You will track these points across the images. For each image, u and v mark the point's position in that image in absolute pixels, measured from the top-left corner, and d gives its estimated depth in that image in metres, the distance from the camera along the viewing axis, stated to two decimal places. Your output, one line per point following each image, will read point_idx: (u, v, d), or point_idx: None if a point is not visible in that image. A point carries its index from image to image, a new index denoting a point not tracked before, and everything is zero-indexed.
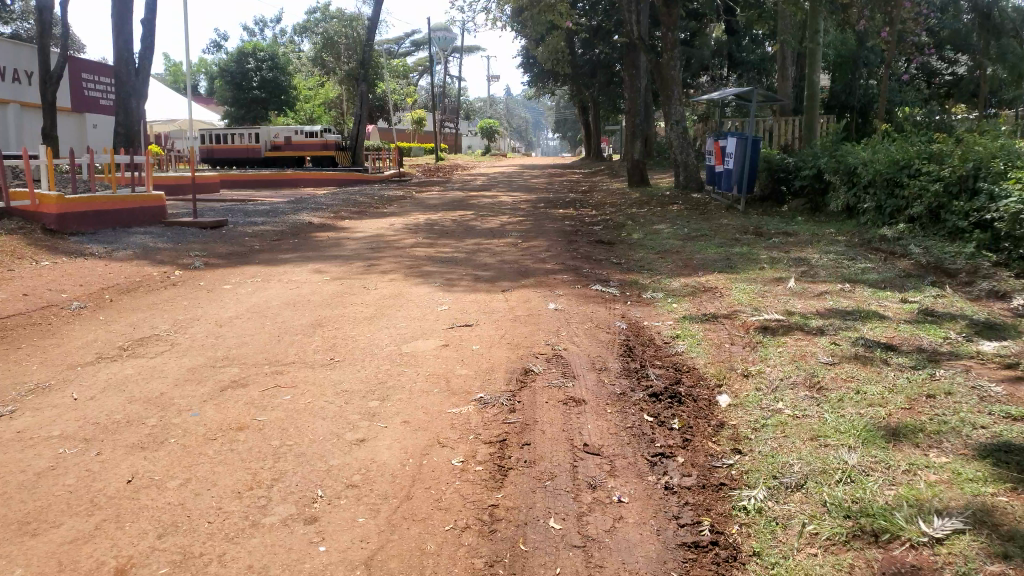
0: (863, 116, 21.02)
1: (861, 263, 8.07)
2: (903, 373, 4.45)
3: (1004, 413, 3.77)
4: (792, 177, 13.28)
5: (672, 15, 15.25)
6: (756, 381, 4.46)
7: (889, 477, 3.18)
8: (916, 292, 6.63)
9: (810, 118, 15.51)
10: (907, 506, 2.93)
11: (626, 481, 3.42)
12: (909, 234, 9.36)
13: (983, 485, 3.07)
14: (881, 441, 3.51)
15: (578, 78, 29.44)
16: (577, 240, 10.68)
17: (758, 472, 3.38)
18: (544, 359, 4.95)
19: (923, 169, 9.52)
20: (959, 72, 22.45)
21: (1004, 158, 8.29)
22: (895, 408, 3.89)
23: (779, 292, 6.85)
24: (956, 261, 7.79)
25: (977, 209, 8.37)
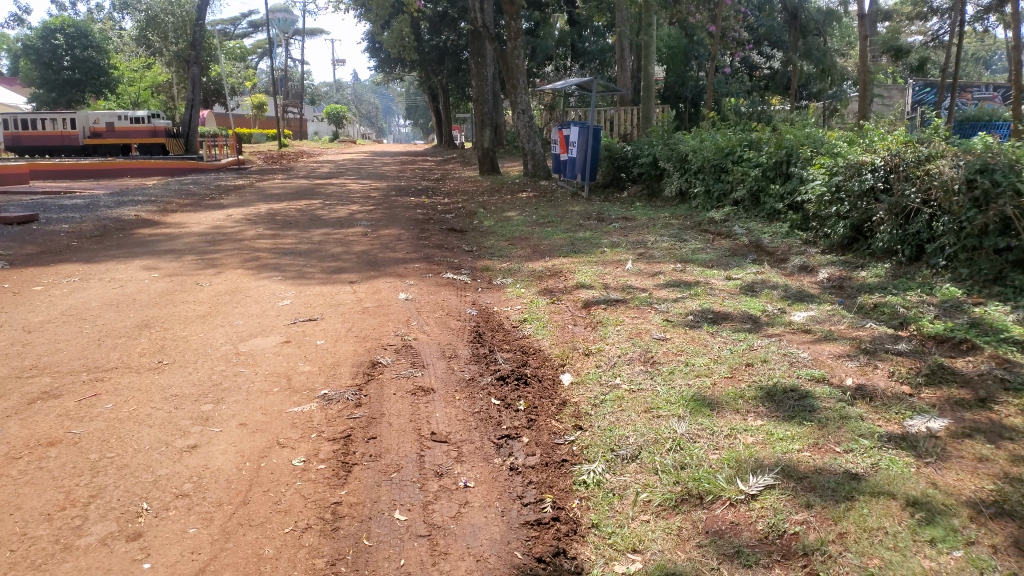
0: (695, 106, 22.37)
1: (692, 244, 8.60)
2: (727, 344, 4.78)
3: (809, 375, 4.16)
4: (630, 164, 13.93)
5: (514, 4, 15.37)
6: (596, 358, 4.66)
7: (713, 443, 3.42)
8: (738, 270, 7.14)
9: (646, 109, 16.28)
10: (727, 468, 3.17)
11: (472, 466, 3.45)
12: (734, 216, 10.08)
13: (791, 442, 3.36)
14: (705, 409, 3.77)
15: (426, 64, 29.25)
16: (429, 228, 10.65)
17: (597, 447, 3.52)
18: (392, 350, 4.91)
19: (744, 155, 10.29)
20: (774, 68, 23.41)
21: (811, 145, 9.08)
22: (719, 377, 4.20)
23: (619, 273, 7.15)
24: (773, 241, 8.48)
25: (790, 192, 9.13)
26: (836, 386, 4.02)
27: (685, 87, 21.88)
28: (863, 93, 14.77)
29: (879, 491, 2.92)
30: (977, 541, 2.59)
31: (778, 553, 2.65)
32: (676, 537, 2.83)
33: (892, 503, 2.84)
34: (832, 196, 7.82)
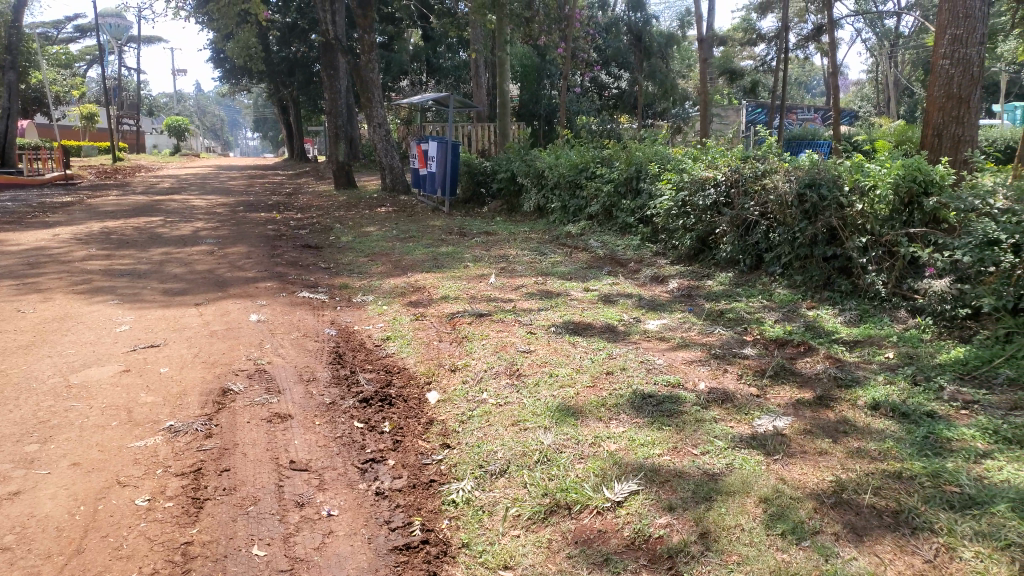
0: (549, 123, 22.94)
1: (551, 257, 8.79)
2: (589, 354, 4.89)
3: (666, 381, 4.33)
4: (489, 180, 14.09)
5: (368, 17, 15.18)
6: (462, 374, 4.61)
7: (579, 452, 3.46)
8: (596, 281, 7.35)
9: (503, 124, 16.54)
10: (594, 477, 3.22)
11: (335, 493, 3.31)
12: (590, 230, 10.41)
13: (653, 447, 3.47)
14: (570, 419, 3.82)
15: (276, 76, 28.30)
16: (282, 245, 10.23)
17: (465, 464, 3.47)
18: (246, 375, 4.63)
19: (598, 172, 10.67)
20: (623, 87, 24.34)
21: (659, 161, 9.55)
22: (582, 387, 4.27)
23: (481, 287, 7.17)
24: (627, 253, 8.84)
25: (641, 207, 9.55)
26: (690, 391, 4.20)
27: (539, 104, 22.40)
28: (703, 112, 15.71)
29: (734, 489, 3.06)
30: (821, 530, 2.77)
31: (645, 558, 2.72)
32: (547, 550, 2.82)
33: (745, 500, 2.99)
34: (679, 211, 8.26)
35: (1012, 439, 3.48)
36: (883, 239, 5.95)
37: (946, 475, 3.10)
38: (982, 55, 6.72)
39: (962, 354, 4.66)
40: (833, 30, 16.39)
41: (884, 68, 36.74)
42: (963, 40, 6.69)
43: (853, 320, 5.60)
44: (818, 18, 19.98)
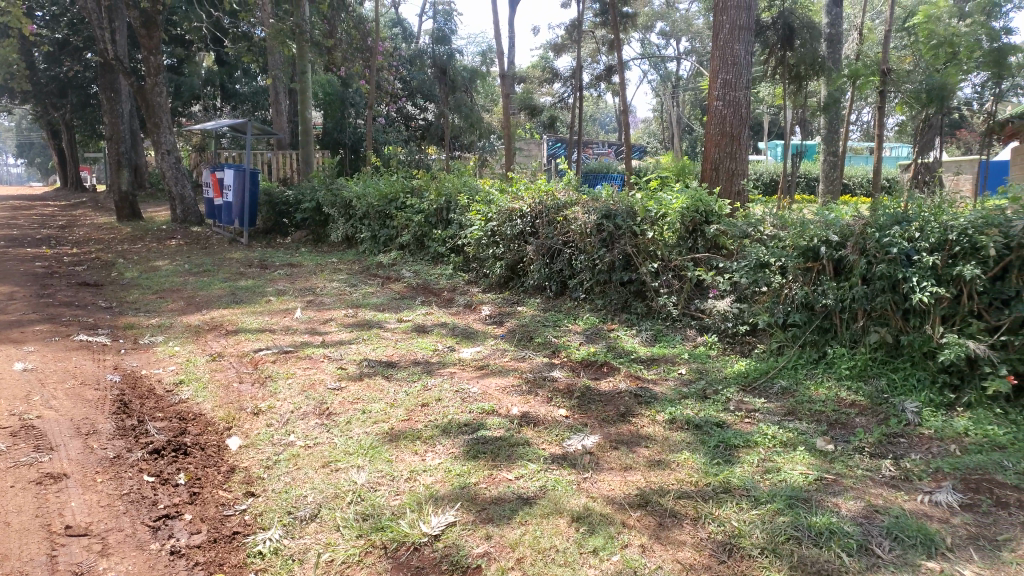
0: (355, 153, 22.66)
1: (361, 289, 8.61)
2: (402, 387, 4.80)
3: (480, 409, 4.36)
4: (292, 210, 13.61)
5: (153, 37, 14.18)
6: (267, 417, 4.35)
7: (393, 488, 3.38)
8: (408, 312, 7.29)
9: (307, 153, 16.08)
10: (410, 512, 3.15)
11: (122, 558, 2.96)
12: (400, 260, 10.37)
13: (469, 476, 3.46)
14: (384, 455, 3.72)
15: (44, 96, 25.61)
16: (53, 283, 9.18)
17: (272, 512, 3.26)
18: (8, 433, 4.06)
19: (407, 202, 10.68)
20: (429, 119, 24.56)
21: (467, 192, 9.71)
22: (396, 421, 4.18)
23: (287, 322, 6.85)
24: (439, 282, 8.90)
25: (451, 237, 9.65)
26: (505, 417, 4.26)
27: (344, 133, 22.10)
28: (508, 145, 16.22)
29: (548, 511, 3.12)
30: (629, 543, 2.89)
31: None
32: None
33: (559, 521, 3.06)
34: (488, 240, 8.45)
35: (788, 442, 3.86)
36: (673, 263, 6.43)
37: (735, 480, 3.37)
38: (748, 98, 7.55)
39: (742, 366, 5.15)
40: (623, 71, 17.62)
41: (666, 108, 40.24)
42: (732, 84, 7.49)
43: (650, 340, 6.00)
44: (609, 59, 21.46)
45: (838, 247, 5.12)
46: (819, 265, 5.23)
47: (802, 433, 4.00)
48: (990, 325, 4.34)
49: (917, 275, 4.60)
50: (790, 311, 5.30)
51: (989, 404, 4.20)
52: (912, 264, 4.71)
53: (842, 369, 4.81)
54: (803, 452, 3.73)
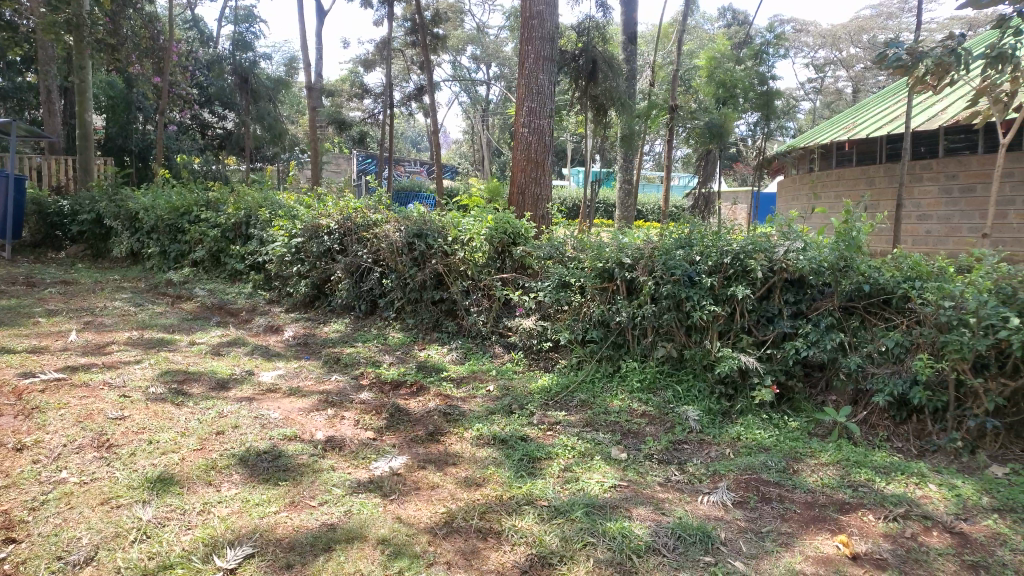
0: (143, 161, 20.95)
1: (148, 308, 7.96)
2: (195, 415, 4.48)
3: (281, 434, 4.18)
4: (67, 221, 12.33)
5: None
6: (33, 453, 3.86)
7: (185, 523, 3.14)
8: (202, 334, 6.83)
9: (86, 160, 14.65)
10: (203, 548, 2.93)
11: None
12: (193, 278, 9.72)
13: (268, 505, 3.30)
14: (174, 488, 3.45)
15: None
16: None
17: (38, 558, 2.87)
18: None
19: (201, 216, 10.04)
20: (228, 128, 23.32)
21: (269, 207, 9.32)
22: (187, 451, 3.90)
23: (58, 346, 6.16)
24: (237, 301, 8.45)
25: (251, 253, 9.21)
26: (307, 441, 4.12)
27: (130, 139, 20.34)
28: (314, 160, 15.75)
29: (352, 536, 3.05)
30: (434, 561, 2.89)
31: None
32: None
33: (363, 545, 3.00)
34: (292, 257, 8.16)
35: (586, 452, 4.07)
36: (480, 283, 6.57)
37: (537, 492, 3.50)
38: (551, 126, 7.94)
39: (546, 381, 5.38)
40: (433, 91, 17.72)
41: (475, 130, 41.13)
42: (537, 112, 7.84)
43: (459, 358, 6.08)
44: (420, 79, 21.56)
45: (630, 269, 5.49)
46: (613, 285, 5.59)
47: (599, 443, 4.24)
48: (757, 340, 4.87)
49: (697, 295, 5.05)
50: (588, 328, 5.62)
51: (756, 410, 4.69)
52: (694, 286, 5.16)
53: (635, 381, 5.17)
54: (599, 461, 3.95)
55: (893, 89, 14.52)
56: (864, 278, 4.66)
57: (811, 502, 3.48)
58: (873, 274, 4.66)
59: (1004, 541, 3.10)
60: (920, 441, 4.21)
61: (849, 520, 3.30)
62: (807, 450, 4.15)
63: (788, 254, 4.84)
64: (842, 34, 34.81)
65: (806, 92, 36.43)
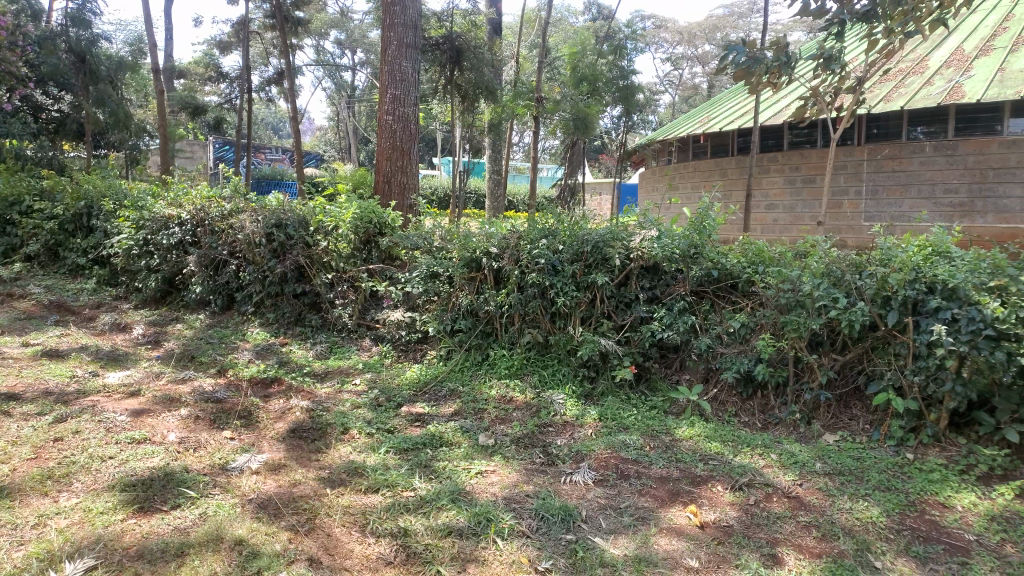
0: None
1: None
2: (29, 422, 4.12)
3: (129, 439, 3.94)
4: None
5: None
6: None
7: (16, 539, 2.89)
8: (38, 334, 6.29)
9: None
10: (37, 563, 2.70)
11: None
12: (26, 274, 8.93)
13: (113, 513, 3.10)
14: (4, 501, 3.16)
15: None
16: None
17: None
18: None
19: (34, 206, 9.23)
20: (64, 111, 21.45)
21: (113, 197, 8.72)
22: (20, 462, 3.58)
23: None
24: (79, 298, 7.85)
25: (94, 246, 8.59)
26: (159, 444, 3.91)
27: None
28: (164, 147, 14.79)
29: (206, 539, 2.91)
30: (295, 559, 2.80)
31: None
32: None
33: (219, 547, 2.87)
34: (140, 251, 7.68)
35: (453, 441, 4.11)
36: (346, 274, 6.44)
37: (403, 483, 3.50)
38: (416, 114, 7.85)
39: (414, 373, 5.37)
40: (294, 76, 17.07)
41: (341, 118, 40.14)
42: (401, 99, 7.74)
43: (324, 352, 5.96)
44: (280, 63, 20.76)
45: (496, 258, 5.56)
46: (481, 275, 5.65)
47: (466, 431, 4.29)
48: (617, 324, 5.08)
49: (561, 282, 5.19)
50: (456, 317, 5.66)
51: (616, 391, 4.89)
52: (557, 273, 5.29)
53: (501, 368, 5.26)
54: (466, 449, 4.00)
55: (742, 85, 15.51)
56: (713, 264, 4.95)
57: (665, 476, 3.68)
58: (722, 260, 4.95)
59: (833, 501, 3.40)
60: (764, 415, 4.53)
61: (699, 491, 3.52)
62: (663, 427, 4.37)
63: (644, 242, 5.07)
64: (697, 32, 36.71)
65: (666, 86, 38.21)
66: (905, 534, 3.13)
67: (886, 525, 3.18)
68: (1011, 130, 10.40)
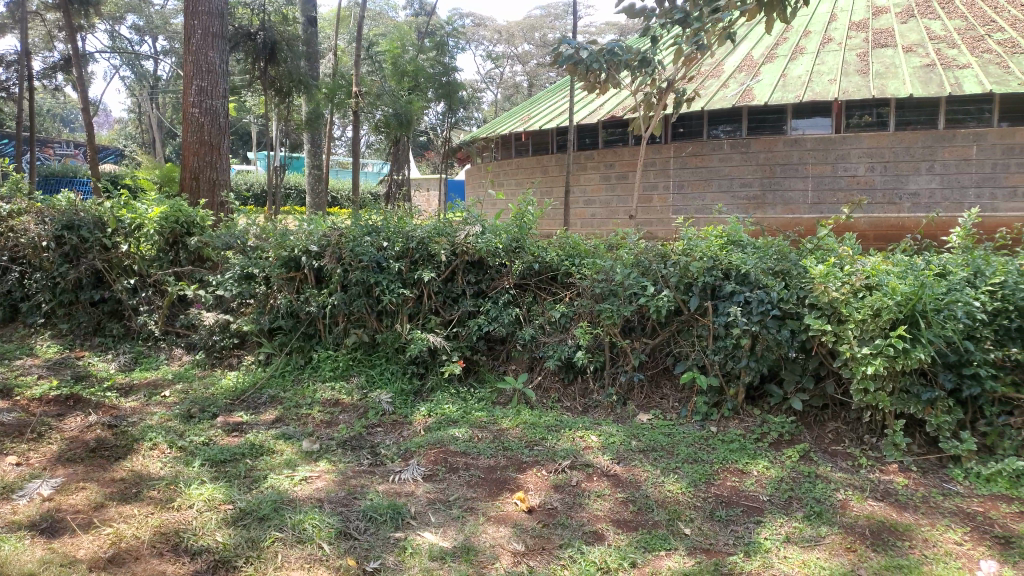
0: None
1: None
2: None
3: None
4: None
5: None
6: None
7: None
8: None
9: None
10: None
11: None
12: None
13: None
14: None
15: None
16: None
17: None
18: None
19: None
20: None
21: None
22: None
23: None
24: None
25: None
26: None
27: None
28: None
29: None
30: None
31: None
32: None
33: None
34: None
35: (274, 448, 3.96)
36: (150, 279, 6.03)
37: (220, 496, 3.32)
38: (225, 107, 7.45)
39: (231, 381, 5.10)
40: (82, 63, 15.47)
41: (143, 109, 37.14)
42: (209, 91, 7.29)
43: (128, 364, 5.51)
44: (67, 48, 18.78)
45: (317, 257, 5.39)
46: (301, 274, 5.46)
47: (289, 437, 4.14)
48: (444, 319, 5.12)
49: (386, 280, 5.13)
50: (276, 319, 5.46)
51: (445, 386, 4.91)
52: (382, 271, 5.21)
53: (326, 370, 5.12)
54: (289, 456, 3.86)
55: (560, 84, 16.13)
56: (534, 258, 5.10)
57: (493, 466, 3.76)
58: (542, 254, 5.12)
59: (647, 476, 3.64)
60: (585, 399, 4.74)
61: (525, 477, 3.63)
62: (490, 418, 4.45)
63: (468, 238, 5.12)
64: (516, 31, 37.60)
65: (487, 83, 38.91)
66: (709, 501, 3.41)
67: (694, 494, 3.45)
68: (793, 130, 11.63)
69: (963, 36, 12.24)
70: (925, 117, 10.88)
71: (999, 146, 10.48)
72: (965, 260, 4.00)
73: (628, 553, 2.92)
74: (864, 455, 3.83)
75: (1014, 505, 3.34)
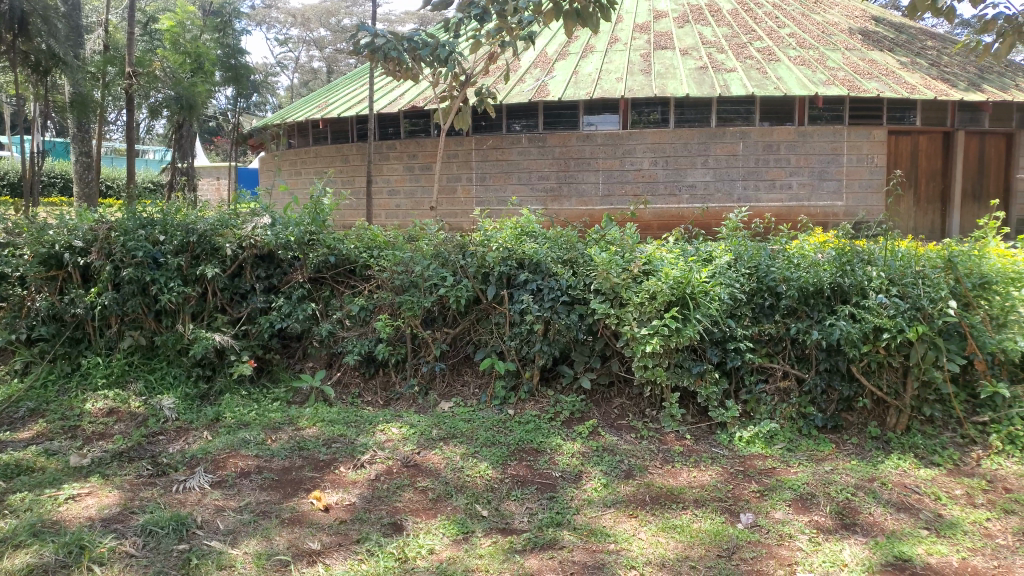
0: None
1: None
2: None
3: None
4: None
5: None
6: None
7: None
8: None
9: None
10: None
11: None
12: None
13: None
14: None
15: None
16: None
17: None
18: None
19: None
20: None
21: None
22: None
23: None
24: None
25: None
26: None
27: None
28: None
29: None
30: None
31: None
32: None
33: None
34: None
35: (34, 468, 3.55)
36: None
37: None
38: None
39: None
40: None
41: None
42: None
43: None
44: None
45: (82, 253, 4.89)
46: (63, 273, 4.93)
47: (53, 454, 3.74)
48: (232, 318, 4.86)
49: (164, 277, 4.76)
50: (35, 325, 4.90)
51: (235, 387, 4.67)
52: (159, 267, 4.83)
53: (98, 378, 4.67)
54: (54, 473, 3.49)
55: (358, 72, 15.82)
56: (329, 250, 4.97)
57: (288, 467, 3.64)
58: (338, 246, 5.00)
59: (447, 462, 3.71)
60: (386, 392, 4.72)
61: (323, 475, 3.55)
62: (286, 418, 4.30)
63: (257, 230, 4.87)
64: (310, 15, 36.24)
65: (281, 68, 37.17)
66: (506, 482, 3.54)
67: (492, 476, 3.57)
68: (586, 125, 12.26)
69: (728, 42, 13.59)
70: (699, 116, 11.98)
71: (760, 143, 11.88)
72: (728, 246, 4.46)
73: (427, 541, 2.97)
74: (645, 427, 4.17)
75: (768, 462, 3.80)
